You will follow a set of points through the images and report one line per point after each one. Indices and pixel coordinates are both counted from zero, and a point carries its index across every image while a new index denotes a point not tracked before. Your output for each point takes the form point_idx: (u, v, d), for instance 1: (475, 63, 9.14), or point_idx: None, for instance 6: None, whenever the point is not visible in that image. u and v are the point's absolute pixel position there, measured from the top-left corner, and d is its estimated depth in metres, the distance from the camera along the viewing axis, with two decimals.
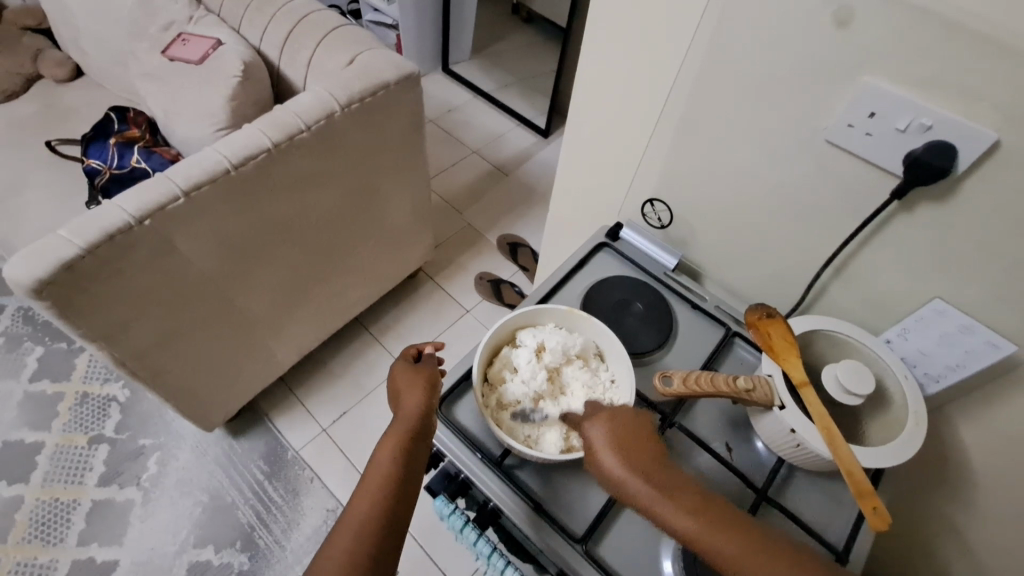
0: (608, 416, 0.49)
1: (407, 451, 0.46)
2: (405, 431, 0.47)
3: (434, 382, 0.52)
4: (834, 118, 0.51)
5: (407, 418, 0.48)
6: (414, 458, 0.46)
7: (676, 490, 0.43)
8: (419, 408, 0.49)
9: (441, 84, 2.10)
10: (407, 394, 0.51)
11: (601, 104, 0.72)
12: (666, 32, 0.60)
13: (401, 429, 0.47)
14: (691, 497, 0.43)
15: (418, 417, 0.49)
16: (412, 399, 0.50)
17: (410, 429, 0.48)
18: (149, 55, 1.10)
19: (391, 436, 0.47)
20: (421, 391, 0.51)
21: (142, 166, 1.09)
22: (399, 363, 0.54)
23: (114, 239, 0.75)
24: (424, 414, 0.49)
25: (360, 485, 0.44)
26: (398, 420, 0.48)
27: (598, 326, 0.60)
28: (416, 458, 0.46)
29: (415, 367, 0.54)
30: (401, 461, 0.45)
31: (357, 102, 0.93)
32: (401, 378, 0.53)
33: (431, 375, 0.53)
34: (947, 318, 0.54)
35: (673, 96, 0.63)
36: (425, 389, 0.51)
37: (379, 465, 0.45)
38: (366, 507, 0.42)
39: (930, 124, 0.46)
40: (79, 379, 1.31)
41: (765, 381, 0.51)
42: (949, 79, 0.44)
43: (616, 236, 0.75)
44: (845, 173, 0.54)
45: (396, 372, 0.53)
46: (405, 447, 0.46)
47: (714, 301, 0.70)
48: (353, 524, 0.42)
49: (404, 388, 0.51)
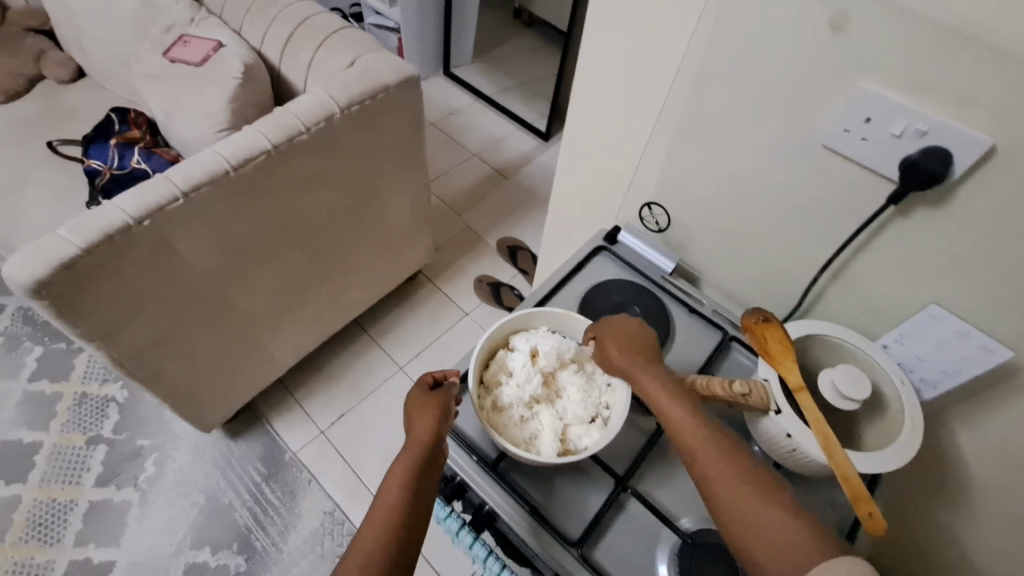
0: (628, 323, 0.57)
1: (414, 483, 0.45)
2: (412, 462, 0.46)
3: (446, 410, 0.51)
4: (831, 123, 0.51)
5: (415, 448, 0.47)
6: (421, 491, 0.45)
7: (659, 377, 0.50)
8: (429, 437, 0.48)
9: (442, 87, 2.11)
10: (417, 422, 0.50)
11: (599, 108, 0.72)
12: (664, 35, 0.60)
13: (406, 460, 0.46)
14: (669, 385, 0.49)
15: (427, 447, 0.47)
16: (423, 428, 0.49)
17: (418, 459, 0.46)
18: (150, 56, 1.10)
19: (398, 466, 0.46)
20: (431, 420, 0.49)
21: (142, 167, 1.10)
22: (414, 389, 0.54)
23: (113, 239, 0.75)
24: (433, 445, 0.48)
25: (366, 518, 0.42)
26: (408, 448, 0.47)
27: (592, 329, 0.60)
28: (424, 491, 0.45)
29: (427, 395, 0.52)
30: (407, 494, 0.44)
31: (357, 104, 0.93)
32: (413, 405, 0.52)
33: (443, 402, 0.52)
34: (944, 323, 0.54)
35: (670, 100, 0.63)
36: (436, 418, 0.50)
37: (385, 498, 0.43)
38: (371, 539, 0.41)
39: (925, 129, 0.46)
40: (78, 379, 1.31)
41: (761, 386, 0.52)
42: (945, 85, 0.44)
43: (614, 239, 0.75)
44: (841, 177, 0.54)
45: (411, 399, 0.53)
46: (411, 479, 0.45)
47: (711, 305, 0.70)
48: (355, 559, 0.40)
49: (415, 415, 0.50)
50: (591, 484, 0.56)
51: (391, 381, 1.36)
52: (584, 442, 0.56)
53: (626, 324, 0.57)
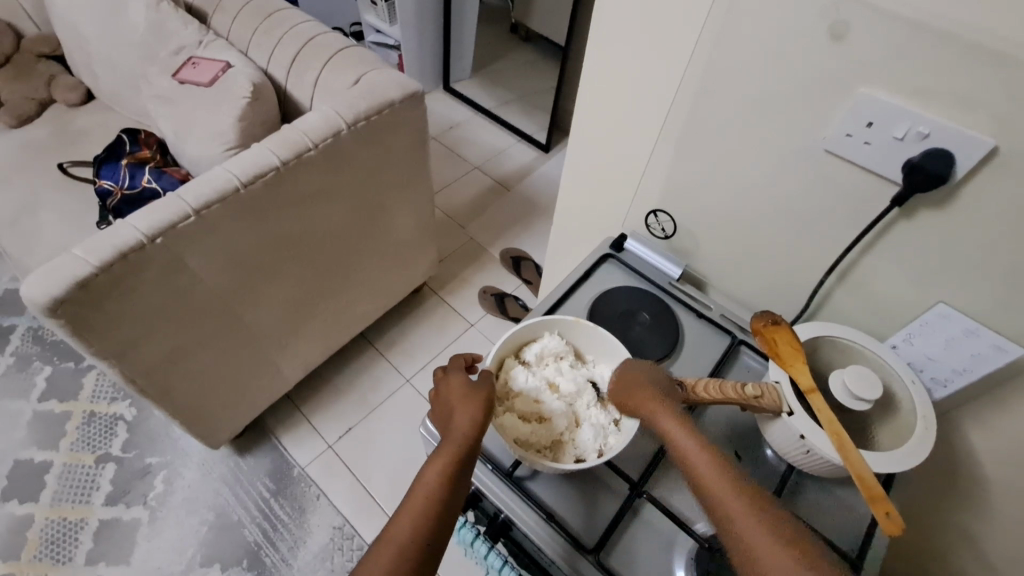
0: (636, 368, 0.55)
1: (453, 473, 0.45)
2: (452, 453, 0.46)
3: (487, 407, 0.50)
4: (833, 129, 0.52)
5: (456, 439, 0.47)
6: (458, 480, 0.45)
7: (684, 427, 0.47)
8: (470, 429, 0.48)
9: (443, 102, 2.14)
10: (459, 412, 0.49)
11: (603, 120, 0.74)
12: (665, 49, 0.61)
13: (449, 450, 0.46)
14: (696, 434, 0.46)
15: (467, 440, 0.47)
16: (464, 417, 0.49)
17: (458, 449, 0.47)
18: (160, 78, 1.12)
19: (440, 456, 0.46)
20: (474, 414, 0.49)
21: (153, 186, 1.12)
22: (455, 377, 0.53)
23: (126, 257, 0.76)
24: (472, 438, 0.48)
25: (405, 500, 0.44)
26: (448, 438, 0.47)
27: (601, 334, 0.60)
28: (462, 481, 0.46)
29: (472, 386, 0.52)
30: (445, 486, 0.44)
31: (363, 120, 0.95)
32: (455, 394, 0.51)
33: (486, 399, 0.51)
34: (951, 322, 0.55)
35: (674, 110, 0.64)
36: (479, 410, 0.49)
37: (424, 487, 0.44)
38: (408, 521, 0.43)
39: (927, 132, 0.47)
40: (87, 398, 1.32)
41: (773, 388, 0.52)
42: (944, 89, 0.45)
43: (621, 247, 0.76)
44: (845, 182, 0.55)
45: (452, 386, 0.52)
46: (450, 470, 0.45)
47: (719, 310, 0.70)
48: (393, 544, 0.42)
49: (456, 404, 0.50)
50: (607, 491, 0.56)
51: (399, 394, 1.37)
52: (595, 453, 0.55)
53: (641, 372, 0.54)
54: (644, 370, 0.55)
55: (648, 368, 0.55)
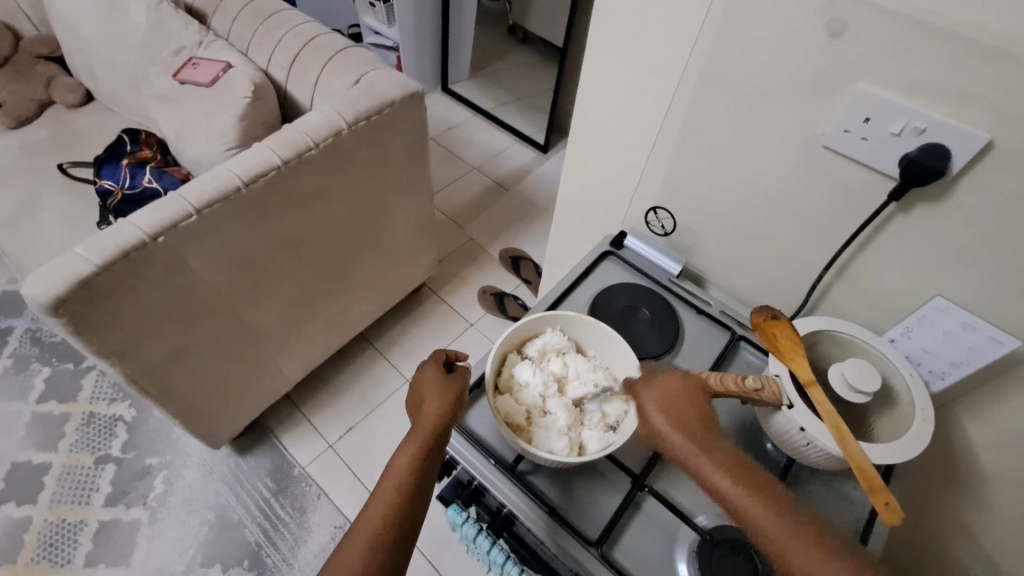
0: (657, 383, 0.52)
1: (423, 462, 0.46)
2: (422, 442, 0.47)
3: (459, 396, 0.51)
4: (831, 125, 0.53)
5: (424, 428, 0.48)
6: (427, 470, 0.46)
7: (722, 456, 0.44)
8: (440, 417, 0.49)
9: (441, 103, 2.14)
10: (429, 402, 0.50)
11: (604, 119, 0.74)
12: (664, 49, 0.62)
13: (418, 439, 0.47)
14: (742, 472, 0.43)
15: (437, 427, 0.48)
16: (433, 407, 0.50)
17: (428, 437, 0.48)
18: (160, 79, 1.13)
19: (407, 448, 0.47)
20: (444, 402, 0.50)
21: (153, 186, 1.12)
22: (430, 367, 0.54)
23: (127, 256, 0.76)
24: (443, 426, 0.49)
25: (375, 489, 0.44)
26: (417, 428, 0.48)
27: (602, 329, 0.61)
28: (431, 468, 0.46)
29: (445, 377, 0.53)
30: (415, 472, 0.45)
31: (363, 120, 0.96)
32: (427, 384, 0.52)
33: (458, 390, 0.52)
34: (948, 315, 0.55)
35: (673, 108, 0.65)
36: (452, 401, 0.51)
37: (392, 475, 0.44)
38: (379, 508, 0.43)
39: (924, 127, 0.48)
40: (86, 400, 1.31)
41: (773, 382, 0.52)
42: (939, 86, 0.46)
43: (620, 244, 0.77)
44: (844, 177, 0.56)
45: (425, 378, 0.53)
46: (418, 459, 0.46)
47: (718, 307, 0.71)
48: (364, 533, 0.42)
49: (428, 395, 0.51)
50: (609, 484, 0.56)
51: (399, 393, 1.37)
52: (597, 445, 0.56)
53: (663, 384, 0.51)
54: (670, 384, 0.51)
55: (673, 379, 0.51)
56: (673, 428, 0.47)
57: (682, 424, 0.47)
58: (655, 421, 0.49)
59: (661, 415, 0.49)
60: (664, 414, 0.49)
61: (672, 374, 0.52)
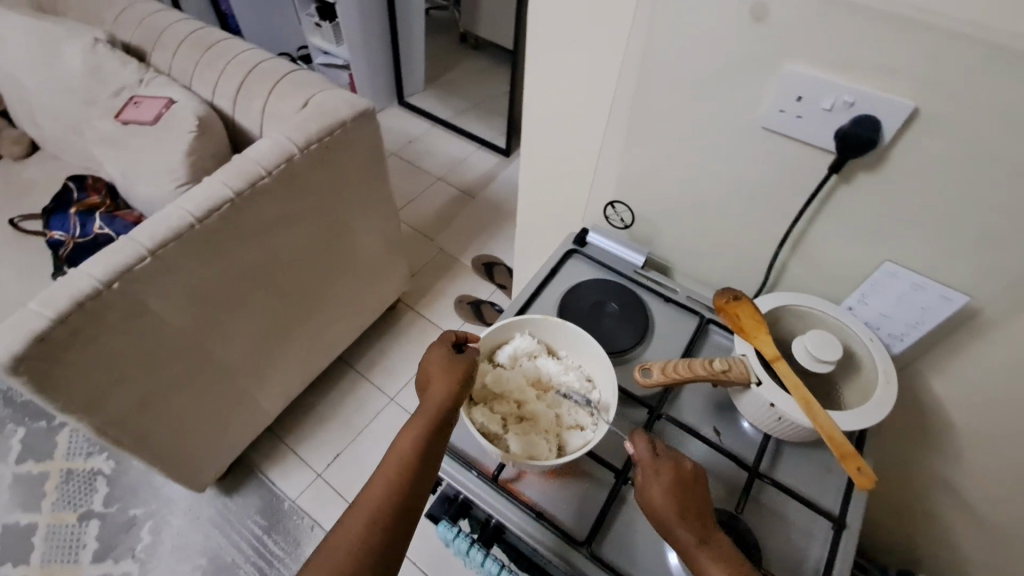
0: (666, 465, 0.48)
1: (426, 444, 0.47)
2: (426, 423, 0.48)
3: (465, 377, 0.51)
4: (767, 106, 0.54)
5: (428, 409, 0.49)
6: (430, 453, 0.47)
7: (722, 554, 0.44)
8: (446, 401, 0.49)
9: (399, 117, 2.13)
10: (436, 384, 0.50)
11: (552, 119, 0.74)
12: (601, 47, 0.63)
13: (423, 419, 0.48)
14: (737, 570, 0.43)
15: (442, 409, 0.49)
16: (440, 388, 0.50)
17: (432, 420, 0.48)
18: (103, 121, 1.10)
19: (412, 427, 0.48)
20: (449, 385, 0.50)
21: (106, 231, 1.09)
22: (439, 346, 0.54)
23: (83, 306, 0.74)
24: (447, 408, 0.49)
25: (378, 469, 0.46)
26: (423, 408, 0.49)
27: (568, 328, 0.61)
28: (434, 451, 0.48)
29: (452, 357, 0.53)
30: (417, 454, 0.46)
31: (315, 143, 0.95)
32: (434, 363, 0.52)
33: (466, 371, 0.52)
34: (900, 278, 0.57)
35: (617, 103, 0.66)
36: (458, 381, 0.51)
37: (395, 454, 0.46)
38: (381, 489, 0.45)
39: (853, 100, 0.49)
40: (63, 456, 1.27)
41: (740, 361, 0.53)
42: (863, 60, 0.48)
43: (583, 241, 0.77)
44: (787, 156, 0.57)
45: (432, 357, 0.53)
46: (422, 442, 0.47)
47: (685, 293, 0.72)
48: (364, 512, 0.44)
49: (435, 376, 0.51)
50: (593, 482, 0.57)
51: (385, 413, 1.35)
52: (579, 442, 0.56)
53: (671, 469, 0.47)
54: (674, 470, 0.47)
55: (677, 467, 0.48)
56: (679, 523, 0.45)
57: (686, 519, 0.45)
58: (660, 508, 0.46)
59: (666, 503, 0.46)
60: (671, 504, 0.45)
61: (676, 458, 0.48)
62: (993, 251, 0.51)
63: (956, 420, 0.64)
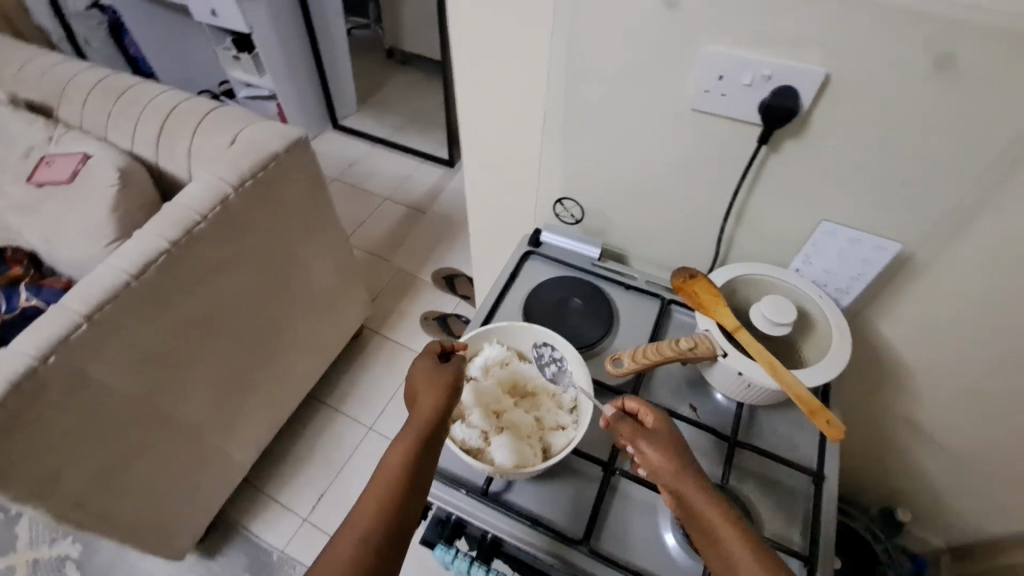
0: (668, 446, 0.47)
1: (416, 457, 0.45)
2: (414, 437, 0.46)
3: (452, 387, 0.50)
4: (692, 88, 0.56)
5: (417, 423, 0.47)
6: (421, 467, 0.45)
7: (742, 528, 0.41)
8: (434, 412, 0.48)
9: (336, 140, 2.08)
10: (424, 396, 0.49)
11: (488, 126, 0.74)
12: (526, 50, 0.63)
13: (411, 432, 0.46)
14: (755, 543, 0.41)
15: (432, 420, 0.48)
16: (428, 401, 0.49)
17: (422, 432, 0.47)
18: (14, 186, 1.02)
19: (401, 441, 0.46)
20: (437, 396, 0.49)
21: (34, 303, 1.01)
22: (423, 358, 0.53)
23: (19, 387, 0.69)
24: (436, 420, 0.48)
25: (365, 489, 0.44)
26: (413, 421, 0.48)
27: (535, 329, 0.61)
28: (426, 465, 0.46)
29: (438, 367, 0.52)
30: (408, 467, 0.44)
31: (249, 179, 0.92)
32: (420, 376, 0.52)
33: (452, 380, 0.51)
34: (837, 235, 0.61)
35: (549, 103, 0.67)
36: (446, 391, 0.50)
37: (384, 470, 0.44)
38: (371, 506, 0.43)
39: (770, 74, 0.52)
40: (22, 550, 1.17)
41: (705, 337, 0.55)
42: (772, 35, 0.50)
43: (538, 242, 0.78)
44: (718, 133, 0.59)
45: (417, 370, 0.52)
46: (412, 456, 0.45)
47: (643, 278, 0.74)
48: (352, 534, 0.42)
49: (422, 388, 0.50)
50: (584, 478, 0.57)
51: (366, 444, 1.32)
52: (562, 442, 0.56)
53: (672, 447, 0.47)
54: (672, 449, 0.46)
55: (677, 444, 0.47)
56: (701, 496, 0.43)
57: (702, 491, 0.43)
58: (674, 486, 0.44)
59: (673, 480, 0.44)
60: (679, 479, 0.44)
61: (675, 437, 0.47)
62: (914, 197, 0.54)
63: (908, 359, 0.68)
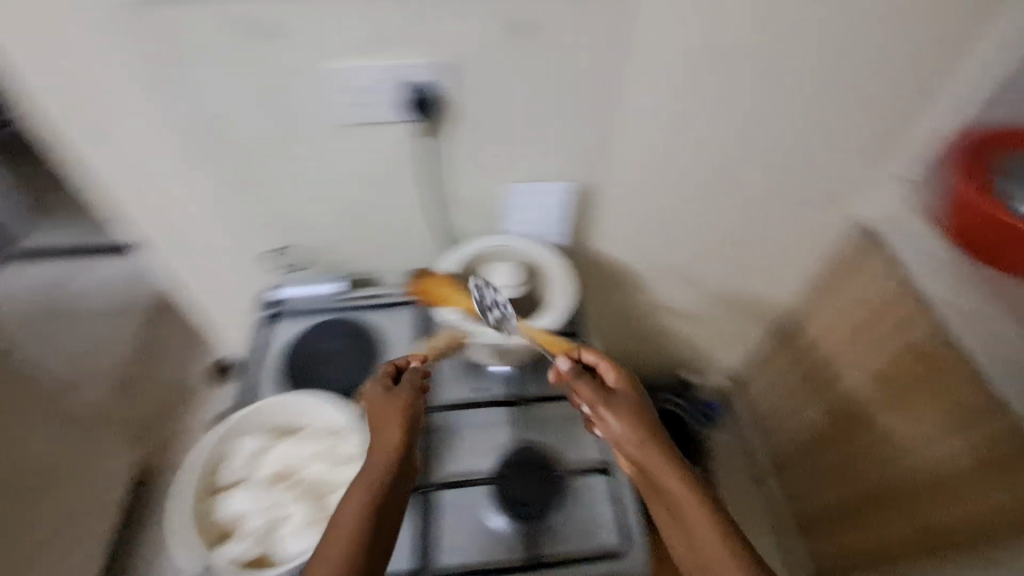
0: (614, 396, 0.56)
1: (375, 501, 0.48)
2: (377, 476, 0.50)
3: (409, 415, 0.54)
4: (337, 105, 0.58)
5: (381, 462, 0.51)
6: (384, 500, 0.49)
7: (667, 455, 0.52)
8: (396, 447, 0.52)
9: None
10: (387, 427, 0.53)
11: (150, 212, 0.65)
12: (148, 120, 0.57)
13: (366, 478, 0.49)
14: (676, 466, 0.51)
15: (394, 455, 0.52)
16: (393, 434, 0.53)
17: (382, 473, 0.50)
18: None
19: (370, 474, 0.50)
20: (396, 431, 0.53)
21: None
22: (373, 386, 0.56)
23: None
24: (395, 460, 0.51)
25: (329, 532, 0.46)
26: (375, 461, 0.51)
27: (273, 401, 0.60)
28: (390, 497, 0.49)
29: (393, 390, 0.56)
30: (368, 509, 0.47)
31: None
32: (376, 404, 0.55)
33: (407, 406, 0.55)
34: (523, 192, 0.69)
35: (207, 165, 0.61)
36: (400, 423, 0.53)
37: (344, 514, 0.47)
38: (336, 549, 0.45)
39: (392, 73, 0.56)
40: None
41: (454, 329, 0.63)
42: (375, 40, 0.54)
43: (276, 305, 0.72)
44: (383, 140, 0.62)
45: (374, 397, 0.55)
46: (371, 498, 0.48)
47: (394, 291, 0.73)
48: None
49: (385, 420, 0.54)
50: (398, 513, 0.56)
51: None
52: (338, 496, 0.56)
53: (621, 397, 0.56)
54: (618, 398, 0.55)
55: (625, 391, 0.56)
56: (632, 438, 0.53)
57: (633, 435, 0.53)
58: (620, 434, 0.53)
59: (620, 422, 0.54)
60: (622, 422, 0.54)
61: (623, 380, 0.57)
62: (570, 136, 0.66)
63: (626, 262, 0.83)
